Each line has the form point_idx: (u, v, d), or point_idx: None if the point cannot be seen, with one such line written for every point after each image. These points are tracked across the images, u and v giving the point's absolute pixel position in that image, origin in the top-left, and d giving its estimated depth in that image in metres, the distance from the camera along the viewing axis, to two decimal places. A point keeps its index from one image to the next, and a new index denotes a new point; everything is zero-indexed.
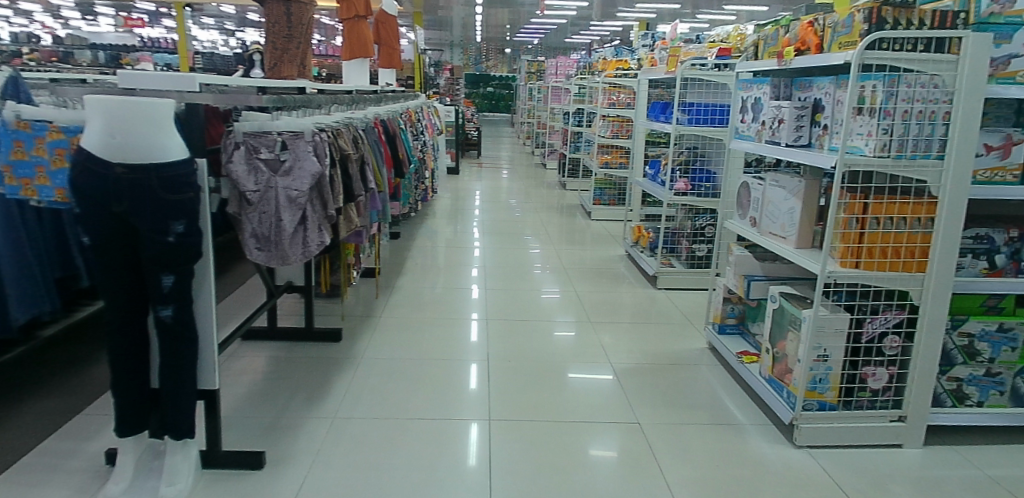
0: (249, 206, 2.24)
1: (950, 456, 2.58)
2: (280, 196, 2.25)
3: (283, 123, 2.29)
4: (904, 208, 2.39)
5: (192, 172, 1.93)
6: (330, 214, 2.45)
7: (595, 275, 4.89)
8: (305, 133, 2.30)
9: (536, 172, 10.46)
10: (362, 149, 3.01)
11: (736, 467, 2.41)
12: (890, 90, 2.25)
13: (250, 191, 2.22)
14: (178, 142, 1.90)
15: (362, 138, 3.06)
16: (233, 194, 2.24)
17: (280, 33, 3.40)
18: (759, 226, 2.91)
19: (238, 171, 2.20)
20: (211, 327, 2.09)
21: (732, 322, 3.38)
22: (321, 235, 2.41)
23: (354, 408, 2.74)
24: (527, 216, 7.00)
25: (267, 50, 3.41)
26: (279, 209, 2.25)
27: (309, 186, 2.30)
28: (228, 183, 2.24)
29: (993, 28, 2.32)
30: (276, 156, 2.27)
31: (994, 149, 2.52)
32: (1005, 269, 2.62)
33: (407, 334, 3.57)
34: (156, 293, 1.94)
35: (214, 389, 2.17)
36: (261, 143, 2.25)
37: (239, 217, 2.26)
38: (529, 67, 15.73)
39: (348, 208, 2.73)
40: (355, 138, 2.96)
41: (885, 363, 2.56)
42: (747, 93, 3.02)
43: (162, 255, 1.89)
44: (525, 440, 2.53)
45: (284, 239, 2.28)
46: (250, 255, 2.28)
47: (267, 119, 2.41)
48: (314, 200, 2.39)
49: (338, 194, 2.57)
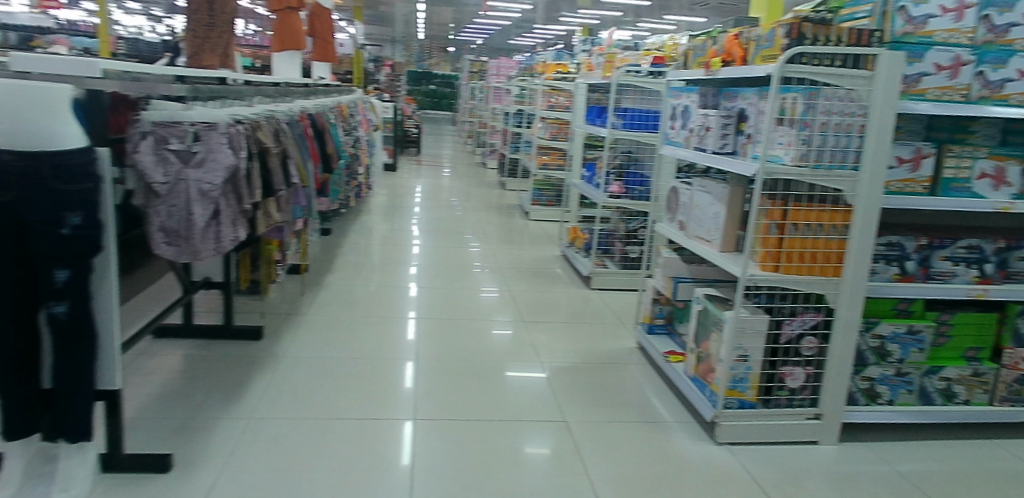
0: (157, 198, 2.16)
1: (861, 453, 2.72)
2: (191, 188, 2.18)
3: (196, 113, 2.23)
4: (821, 216, 2.52)
5: (90, 160, 1.85)
6: (245, 208, 2.39)
7: (531, 274, 4.94)
8: (218, 124, 2.26)
9: (477, 172, 10.48)
10: (285, 143, 2.95)
11: (657, 465, 2.47)
12: (810, 102, 2.36)
13: (158, 183, 2.14)
14: (74, 131, 1.84)
15: (285, 132, 3.00)
16: (139, 186, 2.16)
17: (201, 21, 3.60)
18: (687, 229, 3.00)
19: (145, 162, 2.13)
20: (110, 324, 2.01)
21: (660, 323, 3.47)
22: (235, 230, 2.34)
23: (281, 410, 2.68)
24: (467, 215, 7.00)
25: (189, 37, 3.60)
26: (189, 203, 2.18)
27: (222, 179, 2.25)
28: (135, 174, 2.16)
29: (907, 47, 2.49)
30: (187, 147, 2.20)
31: (905, 162, 2.67)
32: (915, 275, 2.78)
33: (340, 333, 3.53)
34: (48, 289, 1.85)
35: (115, 390, 2.09)
36: (171, 133, 2.19)
37: (146, 210, 2.16)
38: (472, 67, 15.76)
39: (266, 203, 2.73)
40: (278, 132, 2.90)
41: (802, 363, 2.68)
42: (678, 101, 3.12)
43: (54, 249, 1.80)
44: (450, 441, 2.53)
45: (195, 233, 2.19)
46: (158, 250, 2.18)
47: (179, 108, 2.32)
48: (228, 193, 2.33)
49: (255, 188, 2.52)
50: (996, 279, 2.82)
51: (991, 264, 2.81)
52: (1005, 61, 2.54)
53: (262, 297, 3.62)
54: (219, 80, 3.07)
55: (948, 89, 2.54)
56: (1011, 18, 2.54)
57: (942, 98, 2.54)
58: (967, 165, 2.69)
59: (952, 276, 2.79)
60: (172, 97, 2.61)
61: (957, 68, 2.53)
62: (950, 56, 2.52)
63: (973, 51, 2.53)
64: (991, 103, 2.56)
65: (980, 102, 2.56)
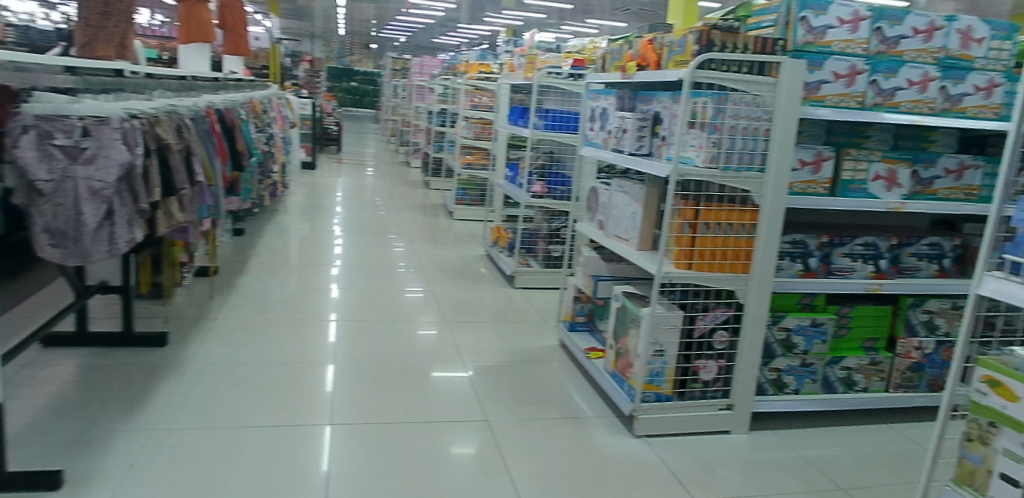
0: (41, 197, 2.03)
1: (770, 441, 2.85)
2: (80, 187, 2.06)
3: (84, 107, 2.11)
4: (731, 215, 2.63)
5: None
6: (141, 209, 2.29)
7: (454, 274, 4.92)
8: (111, 118, 2.13)
9: (400, 170, 10.37)
10: (189, 139, 2.81)
11: (576, 460, 2.51)
12: (719, 107, 2.47)
13: (42, 181, 2.02)
14: None
15: (190, 128, 2.86)
16: (21, 184, 2.03)
17: (95, 11, 3.64)
18: (606, 229, 3.07)
19: (26, 158, 2.00)
20: None
21: (581, 320, 3.53)
22: (131, 231, 2.23)
23: (191, 419, 2.56)
24: (390, 214, 6.92)
25: (80, 28, 3.62)
26: (78, 202, 2.06)
27: (116, 178, 2.13)
28: (16, 171, 2.03)
29: (807, 56, 2.63)
30: (76, 142, 2.06)
31: (807, 164, 2.82)
32: (817, 271, 2.94)
33: (257, 337, 3.41)
34: None
35: None
36: (57, 128, 2.05)
37: (28, 209, 2.04)
38: (395, 64, 15.57)
39: (167, 202, 2.62)
40: (179, 127, 2.74)
41: (715, 356, 2.78)
42: (596, 103, 3.18)
43: None
44: (368, 445, 2.48)
45: (85, 235, 2.08)
46: (42, 252, 2.05)
47: (66, 101, 2.19)
48: (123, 192, 2.22)
49: (153, 187, 2.41)
50: (890, 274, 3.02)
51: (885, 260, 3.01)
52: (895, 71, 2.74)
53: (166, 301, 3.45)
54: (115, 72, 2.91)
55: (846, 96, 2.70)
56: (900, 31, 2.74)
57: (839, 104, 2.70)
58: (863, 167, 2.87)
59: (850, 271, 2.97)
60: (60, 88, 2.46)
61: (853, 76, 2.70)
62: (847, 65, 2.68)
63: (868, 61, 2.70)
64: (884, 110, 2.75)
65: (874, 109, 2.73)
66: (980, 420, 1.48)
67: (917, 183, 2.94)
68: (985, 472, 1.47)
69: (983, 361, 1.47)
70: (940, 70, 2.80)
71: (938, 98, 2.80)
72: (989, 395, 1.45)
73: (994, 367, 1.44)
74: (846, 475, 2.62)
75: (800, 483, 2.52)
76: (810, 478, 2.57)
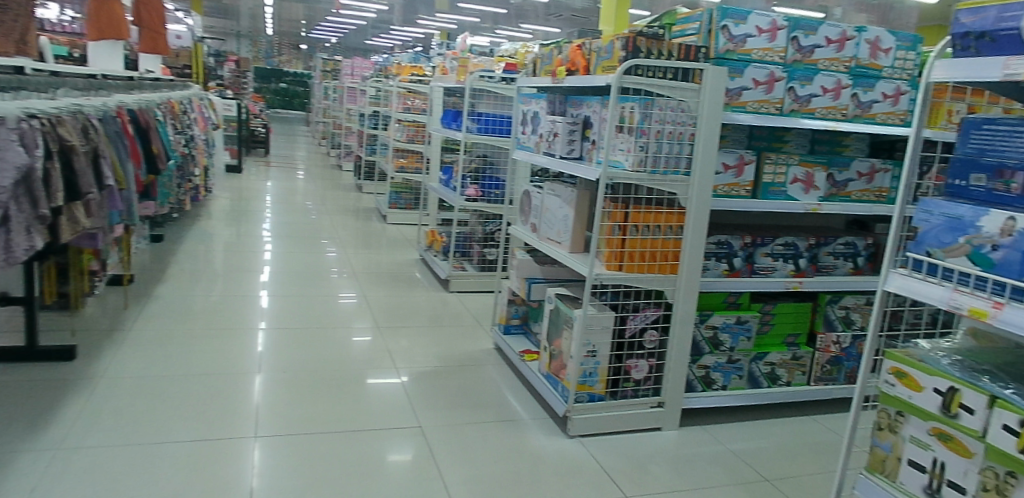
0: None
1: (699, 436, 2.93)
2: None
3: None
4: (659, 217, 2.69)
5: None
6: (41, 214, 2.16)
7: (388, 279, 4.85)
8: (6, 119, 2.02)
9: (332, 174, 10.16)
10: (97, 141, 2.68)
11: (511, 462, 2.52)
12: (646, 112, 2.53)
13: None
14: None
15: (97, 129, 2.73)
16: None
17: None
18: (538, 231, 3.10)
19: None
20: None
21: (516, 323, 3.55)
22: (30, 238, 2.11)
23: (106, 436, 2.43)
24: (321, 219, 6.77)
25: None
26: None
27: (14, 181, 2.00)
28: None
29: (728, 63, 2.74)
30: None
31: (731, 168, 2.92)
32: (741, 270, 3.05)
33: (180, 348, 3.28)
34: None
35: None
36: None
37: None
38: (325, 66, 15.26)
39: (71, 207, 2.48)
40: (83, 127, 2.61)
41: (645, 355, 2.84)
42: (527, 107, 3.21)
43: None
44: (299, 457, 2.42)
45: None
46: None
47: None
48: (21, 197, 2.09)
49: (55, 191, 2.28)
50: (809, 273, 3.16)
51: (804, 259, 3.15)
52: (810, 79, 2.88)
53: (74, 312, 3.26)
54: (14, 70, 2.78)
55: (765, 102, 2.81)
56: (814, 40, 2.88)
57: (759, 110, 2.81)
58: (782, 171, 3.00)
59: (772, 270, 3.09)
60: None
61: (772, 83, 2.81)
62: (765, 73, 2.80)
63: (785, 69, 2.83)
64: (801, 116, 2.88)
65: (791, 114, 2.86)
66: (890, 409, 1.56)
67: (832, 185, 3.09)
68: (894, 458, 1.55)
69: (891, 353, 1.55)
70: (851, 78, 2.96)
71: (850, 105, 2.96)
72: (896, 386, 1.53)
73: (901, 359, 1.52)
74: (771, 466, 2.72)
75: (728, 476, 2.61)
76: (738, 470, 2.66)
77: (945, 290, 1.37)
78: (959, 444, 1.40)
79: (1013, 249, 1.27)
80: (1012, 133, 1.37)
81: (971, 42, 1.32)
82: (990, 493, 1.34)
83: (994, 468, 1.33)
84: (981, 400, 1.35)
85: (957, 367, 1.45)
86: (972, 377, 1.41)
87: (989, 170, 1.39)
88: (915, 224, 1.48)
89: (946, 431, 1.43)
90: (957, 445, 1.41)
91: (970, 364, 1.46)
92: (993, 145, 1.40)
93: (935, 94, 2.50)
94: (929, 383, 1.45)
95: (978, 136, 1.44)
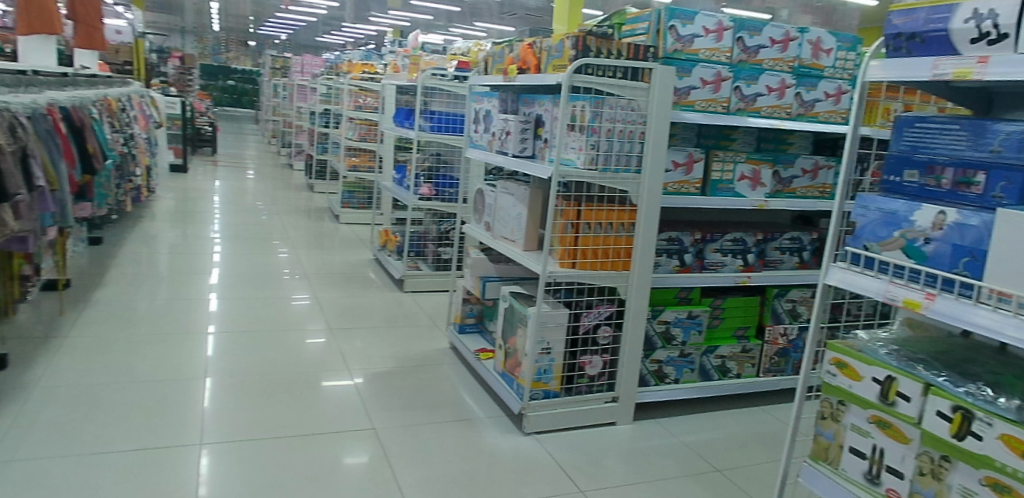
0: None
1: (654, 429, 2.98)
2: None
3: None
4: (610, 215, 2.72)
5: None
6: None
7: (341, 280, 4.78)
8: None
9: (282, 173, 9.96)
10: (24, 140, 2.57)
11: (467, 461, 2.52)
12: (596, 110, 2.55)
13: None
14: None
15: (25, 127, 2.61)
16: None
17: None
18: (492, 230, 3.10)
19: None
20: None
21: (471, 322, 3.55)
22: None
23: (42, 448, 2.34)
24: (271, 219, 6.63)
25: None
26: None
27: None
28: None
29: (677, 62, 2.79)
30: None
31: (680, 165, 2.97)
32: (692, 266, 3.11)
33: (123, 354, 3.17)
34: None
35: None
36: None
37: None
38: (274, 63, 14.94)
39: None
40: (10, 126, 2.49)
41: (599, 351, 2.87)
42: (479, 105, 3.20)
43: None
44: (250, 463, 2.36)
45: None
46: None
47: None
48: None
49: None
50: (757, 267, 3.24)
51: (753, 254, 3.23)
52: (756, 78, 2.95)
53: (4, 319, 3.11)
54: None
55: (712, 101, 2.87)
56: (759, 41, 2.96)
57: (707, 109, 2.87)
58: (730, 168, 3.06)
59: (722, 266, 3.16)
60: None
61: (719, 83, 2.87)
62: (712, 72, 2.85)
63: (731, 69, 2.89)
64: (747, 114, 2.95)
65: (738, 113, 2.93)
66: (832, 398, 1.61)
67: (777, 182, 3.18)
68: (837, 446, 1.61)
69: (833, 344, 1.60)
70: (795, 78, 3.04)
71: (794, 104, 3.04)
72: (837, 376, 1.58)
73: (842, 350, 1.57)
74: (723, 457, 2.78)
75: (681, 468, 2.65)
76: (691, 462, 2.71)
77: (881, 282, 1.42)
78: (897, 430, 1.46)
79: (944, 242, 1.33)
80: (941, 131, 1.43)
81: (903, 43, 1.37)
82: (926, 476, 1.40)
83: (930, 453, 1.39)
84: (917, 388, 1.41)
85: (894, 357, 1.51)
86: (908, 366, 1.46)
87: (921, 166, 1.45)
88: (853, 219, 1.53)
89: (885, 418, 1.48)
90: (895, 431, 1.47)
91: (906, 353, 1.52)
92: (924, 143, 1.46)
93: (871, 93, 2.59)
94: (869, 372, 1.51)
95: (911, 134, 1.50)
